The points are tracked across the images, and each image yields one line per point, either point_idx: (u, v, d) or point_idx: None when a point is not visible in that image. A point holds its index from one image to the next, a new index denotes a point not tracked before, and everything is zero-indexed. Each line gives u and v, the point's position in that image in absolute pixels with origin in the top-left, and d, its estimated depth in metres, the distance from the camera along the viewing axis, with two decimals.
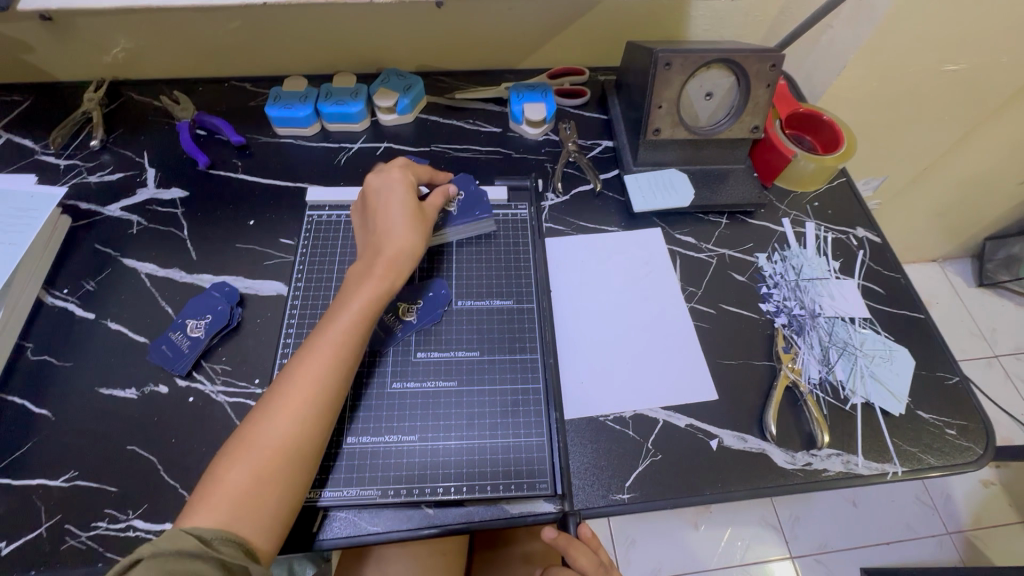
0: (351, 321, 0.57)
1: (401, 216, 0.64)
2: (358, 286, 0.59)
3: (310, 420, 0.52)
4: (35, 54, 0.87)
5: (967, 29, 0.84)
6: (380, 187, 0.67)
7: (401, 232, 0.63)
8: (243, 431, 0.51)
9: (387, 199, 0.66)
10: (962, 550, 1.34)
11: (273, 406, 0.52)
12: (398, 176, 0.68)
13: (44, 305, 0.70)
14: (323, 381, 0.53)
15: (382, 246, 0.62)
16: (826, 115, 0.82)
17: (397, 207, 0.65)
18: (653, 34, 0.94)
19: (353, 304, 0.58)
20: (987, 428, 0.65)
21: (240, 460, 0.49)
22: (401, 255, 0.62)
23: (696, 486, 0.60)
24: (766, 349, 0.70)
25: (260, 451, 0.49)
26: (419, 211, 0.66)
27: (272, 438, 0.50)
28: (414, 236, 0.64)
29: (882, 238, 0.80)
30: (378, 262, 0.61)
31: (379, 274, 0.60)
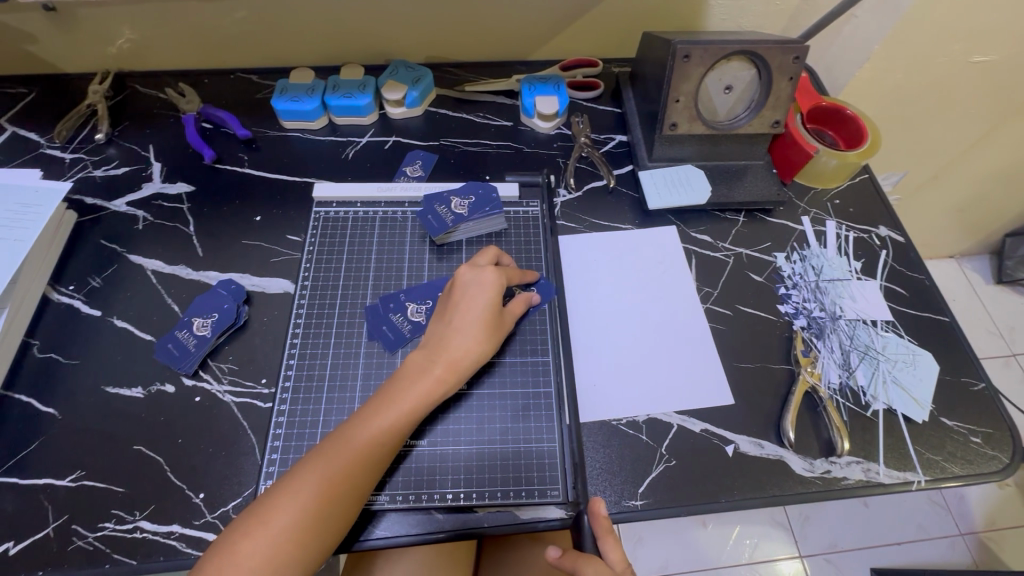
0: (400, 415, 0.54)
1: (476, 317, 0.59)
2: (411, 381, 0.55)
3: (334, 515, 0.49)
4: (40, 45, 0.85)
5: (998, 18, 0.81)
6: (467, 278, 0.61)
7: (469, 335, 0.58)
8: (268, 503, 0.48)
9: (471, 293, 0.60)
10: (975, 551, 1.32)
11: (298, 487, 0.48)
12: (489, 273, 0.61)
13: (50, 302, 0.69)
14: (354, 475, 0.50)
15: (444, 343, 0.58)
16: (849, 110, 0.79)
17: (476, 307, 0.59)
18: (669, 24, 0.91)
19: (404, 400, 0.54)
20: (1014, 436, 0.62)
21: (256, 539, 0.46)
22: (463, 360, 0.57)
23: (712, 493, 0.59)
24: (785, 353, 0.68)
25: (275, 538, 0.46)
26: (496, 317, 0.60)
27: (290, 523, 0.47)
28: (480, 339, 0.58)
29: (906, 237, 0.77)
30: (435, 358, 0.57)
31: (435, 374, 0.56)
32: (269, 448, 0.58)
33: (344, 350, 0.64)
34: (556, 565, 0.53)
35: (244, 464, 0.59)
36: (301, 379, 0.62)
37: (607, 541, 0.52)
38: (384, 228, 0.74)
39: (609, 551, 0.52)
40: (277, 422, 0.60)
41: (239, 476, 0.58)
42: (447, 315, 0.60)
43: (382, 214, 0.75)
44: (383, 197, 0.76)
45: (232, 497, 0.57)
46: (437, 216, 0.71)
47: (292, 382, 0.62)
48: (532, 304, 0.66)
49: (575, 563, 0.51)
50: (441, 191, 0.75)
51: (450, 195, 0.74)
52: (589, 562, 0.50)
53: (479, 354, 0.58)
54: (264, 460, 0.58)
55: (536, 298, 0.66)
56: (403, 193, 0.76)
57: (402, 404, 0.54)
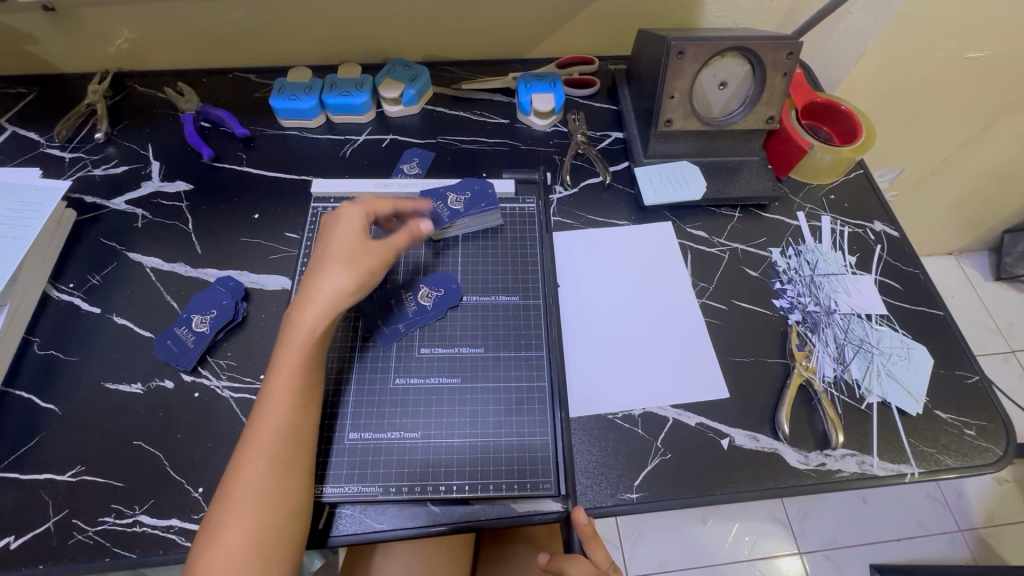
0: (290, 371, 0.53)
1: (340, 255, 0.58)
2: (285, 336, 0.55)
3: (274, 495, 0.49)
4: (40, 45, 0.86)
5: (992, 13, 0.81)
6: (330, 227, 0.62)
7: (332, 273, 0.57)
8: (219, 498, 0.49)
9: (334, 239, 0.60)
10: (973, 547, 1.32)
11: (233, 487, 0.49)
12: (350, 215, 0.62)
13: (51, 299, 0.70)
14: (277, 447, 0.50)
15: (305, 290, 0.57)
16: (843, 105, 0.79)
17: (337, 249, 0.59)
18: (665, 21, 0.91)
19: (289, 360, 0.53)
20: (1008, 429, 0.63)
21: (212, 552, 0.46)
22: (329, 294, 0.56)
23: (707, 486, 0.59)
24: (779, 346, 0.68)
25: (229, 541, 0.47)
26: (361, 250, 0.59)
27: (236, 523, 0.47)
28: (346, 271, 0.57)
29: (901, 232, 0.78)
30: (304, 304, 0.56)
31: (308, 318, 0.55)
32: None
33: (342, 345, 0.65)
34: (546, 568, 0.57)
35: None
36: None
37: (590, 543, 0.55)
38: None
39: (594, 553, 0.55)
40: None
41: None
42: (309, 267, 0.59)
43: None
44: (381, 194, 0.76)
45: None
46: (434, 211, 0.72)
47: None
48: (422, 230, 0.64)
49: (559, 566, 0.55)
50: (438, 188, 0.75)
51: (447, 190, 0.74)
52: (571, 564, 0.54)
53: (349, 283, 0.57)
54: None
55: (422, 227, 0.64)
56: (400, 190, 0.76)
57: (289, 360, 0.53)
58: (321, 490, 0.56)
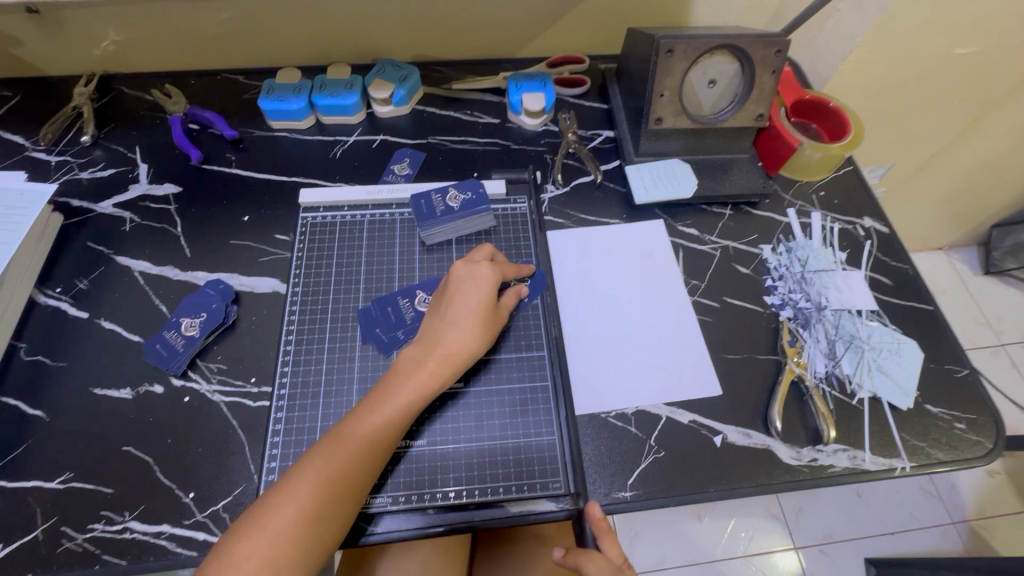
0: (398, 413, 0.54)
1: (472, 311, 0.59)
2: (407, 375, 0.56)
3: (333, 512, 0.49)
4: (23, 48, 0.85)
5: (977, 10, 0.82)
6: (464, 273, 0.62)
7: (465, 330, 0.58)
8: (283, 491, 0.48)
9: (465, 290, 0.61)
10: (966, 540, 1.34)
11: (299, 484, 0.48)
12: (482, 268, 0.61)
13: (37, 304, 0.69)
14: (360, 470, 0.51)
15: (435, 341, 0.58)
16: (832, 103, 0.80)
17: (472, 302, 0.60)
18: (654, 19, 0.91)
19: (400, 397, 0.54)
20: (996, 421, 0.63)
21: (255, 538, 0.46)
22: (458, 354, 0.57)
23: (700, 483, 0.59)
24: (772, 343, 0.68)
25: (275, 535, 0.46)
26: (492, 311, 0.60)
27: (290, 521, 0.47)
28: (476, 335, 0.58)
29: (890, 228, 0.78)
30: (430, 353, 0.57)
31: (429, 368, 0.56)
32: (269, 446, 0.59)
33: (339, 350, 0.65)
34: (563, 564, 0.56)
35: (234, 462, 0.59)
36: (298, 378, 0.63)
37: (605, 539, 0.55)
38: (373, 229, 0.74)
39: (606, 548, 0.54)
40: (276, 419, 0.60)
41: (229, 475, 0.58)
42: (439, 312, 0.60)
43: (371, 216, 0.75)
44: (371, 200, 0.76)
45: (222, 496, 0.57)
46: (430, 203, 0.73)
47: (289, 380, 0.62)
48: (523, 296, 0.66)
49: (576, 561, 0.54)
50: (441, 184, 0.76)
51: (449, 187, 0.75)
52: (590, 560, 0.53)
53: (474, 349, 0.58)
54: (263, 468, 0.57)
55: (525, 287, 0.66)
56: (390, 194, 0.76)
57: (400, 400, 0.54)
58: None
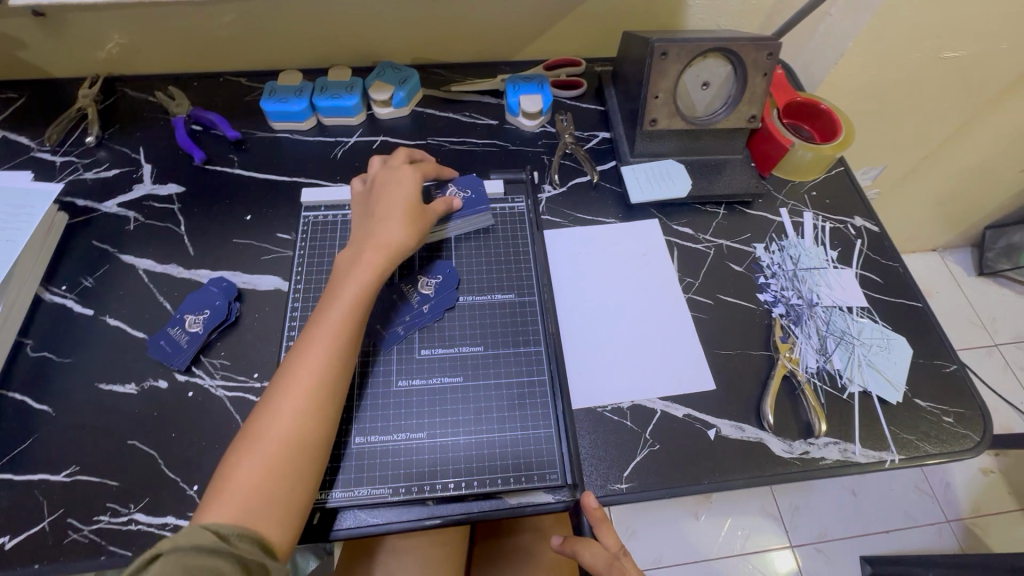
0: (349, 302, 0.58)
1: (395, 206, 0.64)
2: (352, 270, 0.60)
3: (317, 405, 0.53)
4: (29, 50, 0.86)
5: (964, 16, 0.84)
6: (386, 179, 0.67)
7: (391, 223, 0.63)
8: (270, 399, 0.52)
9: (388, 191, 0.66)
10: (960, 537, 1.35)
11: (282, 392, 0.52)
12: (399, 172, 0.68)
13: (43, 302, 0.70)
14: (332, 363, 0.54)
15: (370, 238, 0.62)
16: (823, 104, 0.82)
17: (396, 201, 0.65)
18: (650, 23, 0.93)
19: (347, 289, 0.59)
20: (984, 416, 0.65)
21: (250, 454, 0.49)
22: (392, 242, 0.62)
23: (695, 476, 0.60)
24: (764, 338, 0.70)
25: (269, 443, 0.50)
26: (415, 204, 0.65)
27: (281, 430, 0.51)
28: (404, 226, 0.63)
29: (881, 227, 0.80)
30: (367, 247, 0.61)
31: (371, 259, 0.60)
32: None
33: None
34: (560, 550, 0.59)
35: None
36: None
37: (601, 526, 0.56)
38: None
39: (606, 537, 0.56)
40: None
41: None
42: (369, 216, 0.65)
43: None
44: None
45: None
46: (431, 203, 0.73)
47: None
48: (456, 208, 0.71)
49: (573, 549, 0.57)
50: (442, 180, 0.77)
51: (449, 186, 0.75)
52: (586, 547, 0.57)
53: (407, 237, 0.63)
54: None
55: (455, 202, 0.71)
56: None
57: (346, 291, 0.58)
58: (325, 494, 0.57)
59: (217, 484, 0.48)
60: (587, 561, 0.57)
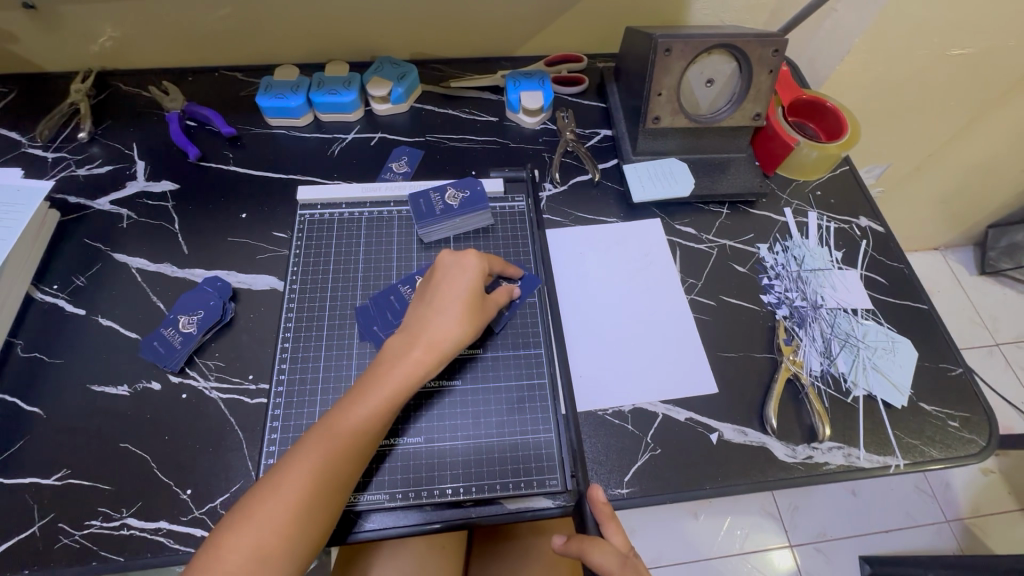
0: (382, 404, 0.53)
1: (456, 298, 0.58)
2: (394, 367, 0.55)
3: (320, 505, 0.49)
4: (20, 43, 0.85)
5: (973, 12, 0.82)
6: (450, 261, 0.61)
7: (450, 318, 0.57)
8: (272, 482, 0.48)
9: (453, 277, 0.60)
10: (959, 537, 1.34)
11: (286, 477, 0.49)
12: (470, 257, 0.61)
13: (34, 301, 0.69)
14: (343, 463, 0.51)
15: (419, 330, 0.57)
16: (829, 102, 0.80)
17: (457, 291, 0.59)
18: (652, 18, 0.92)
19: (386, 389, 0.54)
20: (990, 420, 0.64)
21: (243, 534, 0.46)
22: (443, 343, 0.57)
23: (697, 480, 0.59)
24: (768, 341, 0.69)
25: (263, 529, 0.46)
26: (478, 299, 0.59)
27: (278, 516, 0.47)
28: (461, 323, 0.58)
29: (886, 227, 0.79)
30: (417, 344, 0.56)
31: (414, 360, 0.55)
32: (268, 442, 0.59)
33: (337, 348, 0.65)
34: (563, 553, 0.55)
35: (231, 459, 0.59)
36: (295, 375, 0.63)
37: (608, 524, 0.55)
38: (371, 226, 0.74)
39: (612, 534, 0.54)
40: (274, 416, 0.60)
41: (227, 472, 0.58)
42: (423, 303, 0.59)
43: (369, 214, 0.75)
44: (369, 197, 0.75)
45: (220, 493, 0.57)
46: (429, 202, 0.72)
47: (286, 377, 0.62)
48: (515, 296, 0.66)
49: (581, 549, 0.53)
50: (440, 183, 0.75)
51: (447, 186, 0.74)
52: (595, 547, 0.52)
53: (460, 337, 0.57)
54: (261, 464, 0.58)
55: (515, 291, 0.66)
56: (388, 192, 0.75)
57: (382, 391, 0.54)
58: None
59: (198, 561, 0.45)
60: (597, 562, 0.52)
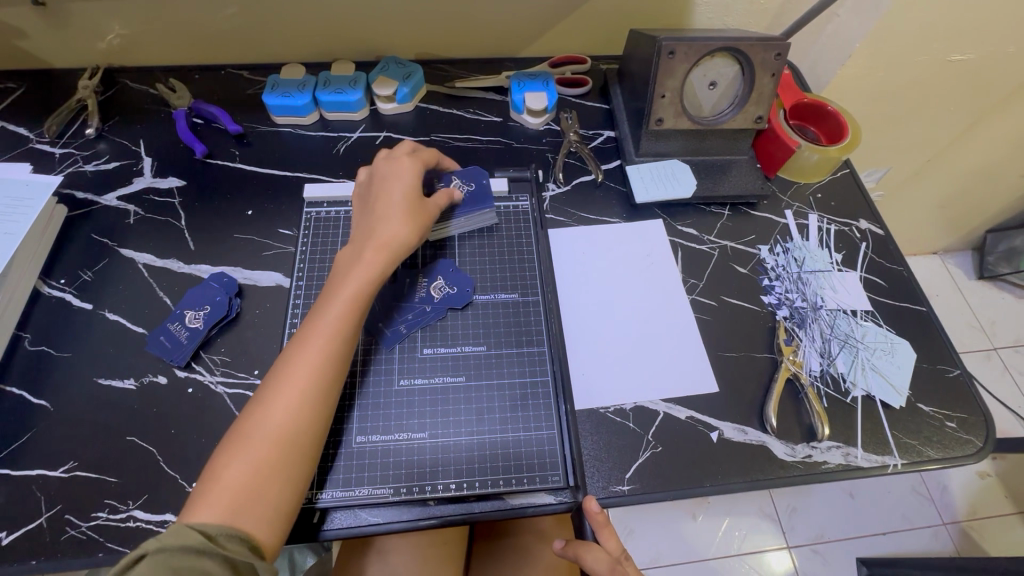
0: (348, 302, 0.56)
1: (397, 203, 0.62)
2: (350, 267, 0.58)
3: (308, 406, 0.51)
4: (29, 40, 0.86)
5: (973, 19, 0.83)
6: (386, 172, 0.66)
7: (394, 219, 0.61)
8: (262, 396, 0.51)
9: (392, 186, 0.64)
10: (956, 540, 1.35)
11: (283, 380, 0.51)
12: (402, 166, 0.66)
13: (42, 295, 0.69)
14: (327, 362, 0.53)
15: (368, 234, 0.60)
16: (830, 106, 0.81)
17: (396, 198, 0.63)
18: (656, 21, 0.92)
19: (348, 287, 0.57)
20: (987, 421, 0.65)
21: (239, 458, 0.47)
22: (393, 240, 0.60)
23: (697, 478, 0.60)
24: (768, 341, 0.69)
25: (262, 440, 0.48)
26: (417, 202, 0.64)
27: (273, 425, 0.49)
28: (404, 221, 0.61)
29: (886, 230, 0.79)
30: (367, 245, 0.59)
31: (369, 258, 0.58)
32: None
33: None
34: (563, 555, 0.58)
35: None
36: None
37: (602, 531, 0.56)
38: None
39: (606, 541, 0.56)
40: None
41: None
42: (369, 211, 0.63)
43: None
44: None
45: None
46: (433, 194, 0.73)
47: None
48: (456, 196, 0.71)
49: (576, 553, 0.56)
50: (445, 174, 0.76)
51: (453, 176, 0.75)
52: (588, 552, 0.55)
53: (409, 236, 0.61)
54: None
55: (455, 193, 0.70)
56: None
57: (343, 292, 0.56)
58: (323, 495, 0.56)
59: (203, 482, 0.47)
60: (591, 567, 0.54)
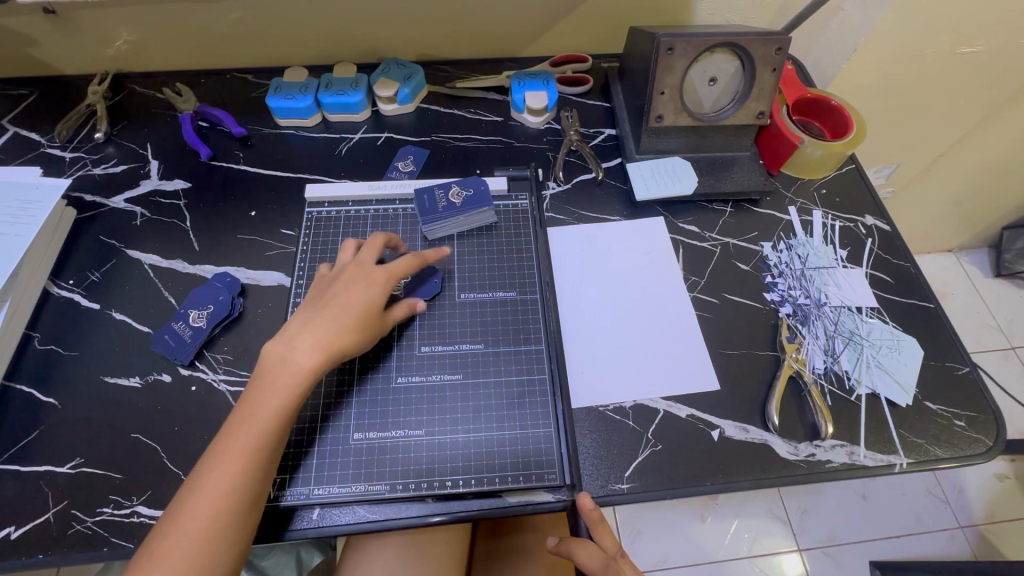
0: (259, 425, 0.52)
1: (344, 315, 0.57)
2: (269, 390, 0.53)
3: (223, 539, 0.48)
4: (40, 47, 0.88)
5: (982, 10, 0.82)
6: (350, 277, 0.60)
7: (321, 336, 0.56)
8: (169, 527, 0.47)
9: (349, 293, 0.59)
10: (974, 544, 1.32)
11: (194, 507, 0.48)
12: (372, 275, 0.61)
13: (51, 296, 0.71)
14: (235, 487, 0.49)
15: (289, 350, 0.55)
16: (834, 101, 0.80)
17: (349, 307, 0.58)
18: (657, 17, 0.92)
19: (262, 409, 0.52)
20: (998, 421, 0.63)
21: None
22: (313, 360, 0.55)
23: (697, 476, 0.59)
24: (770, 339, 0.69)
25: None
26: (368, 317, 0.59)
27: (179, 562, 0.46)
28: (335, 339, 0.56)
29: (892, 226, 0.78)
30: (288, 365, 0.54)
31: (290, 380, 0.54)
32: None
33: None
34: (556, 552, 0.58)
35: None
36: None
37: (596, 527, 0.56)
38: (377, 224, 0.75)
39: (601, 537, 0.56)
40: None
41: None
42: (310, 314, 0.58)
43: (375, 212, 0.76)
44: (375, 196, 0.77)
45: None
46: (433, 199, 0.73)
47: None
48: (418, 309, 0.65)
49: (569, 550, 0.56)
50: (444, 182, 0.76)
51: (452, 184, 0.75)
52: (581, 547, 0.55)
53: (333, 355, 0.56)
54: None
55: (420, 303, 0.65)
56: (394, 191, 0.77)
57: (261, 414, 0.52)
58: (317, 490, 0.57)
59: None
60: (584, 562, 0.55)
